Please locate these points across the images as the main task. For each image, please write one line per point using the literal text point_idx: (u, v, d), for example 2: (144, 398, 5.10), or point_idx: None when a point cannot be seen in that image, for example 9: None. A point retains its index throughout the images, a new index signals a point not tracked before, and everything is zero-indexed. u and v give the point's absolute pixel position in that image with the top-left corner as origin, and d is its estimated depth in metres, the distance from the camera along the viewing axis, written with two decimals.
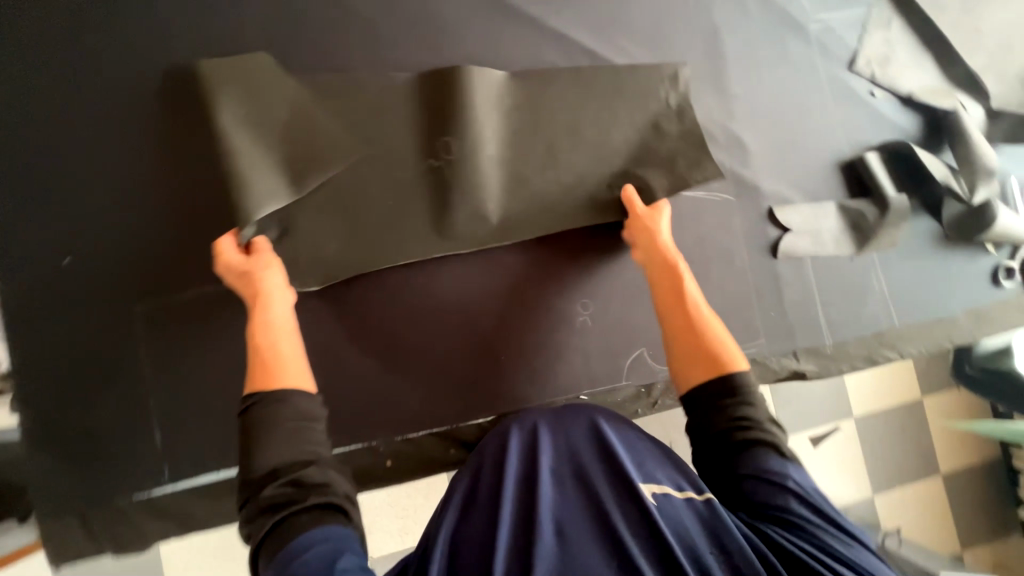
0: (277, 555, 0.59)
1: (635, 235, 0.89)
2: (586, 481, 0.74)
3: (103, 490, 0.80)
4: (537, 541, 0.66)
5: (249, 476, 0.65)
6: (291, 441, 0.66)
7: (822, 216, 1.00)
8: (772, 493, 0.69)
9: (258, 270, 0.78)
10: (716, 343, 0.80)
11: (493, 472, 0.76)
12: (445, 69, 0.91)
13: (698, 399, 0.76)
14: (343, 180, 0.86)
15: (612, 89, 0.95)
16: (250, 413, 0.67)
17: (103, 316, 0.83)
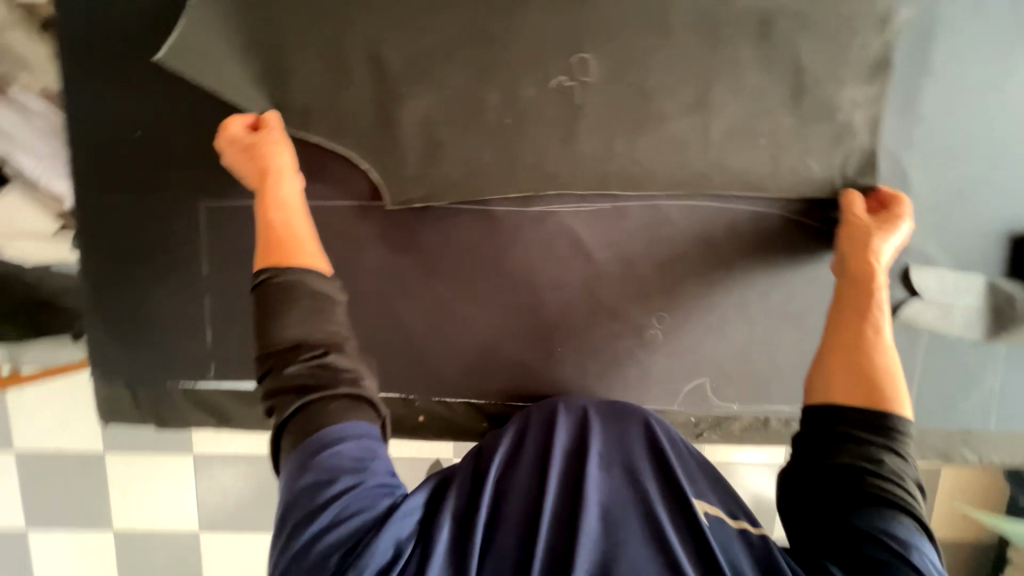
0: (301, 447, 0.53)
1: (846, 236, 0.76)
2: (634, 474, 0.61)
3: (152, 371, 0.83)
4: (584, 521, 0.56)
5: (266, 353, 0.56)
6: (315, 317, 0.57)
7: (963, 289, 0.85)
8: (887, 559, 0.53)
9: (266, 141, 0.67)
10: (883, 375, 0.63)
11: (539, 435, 0.66)
12: (586, 5, 0.75)
13: (838, 422, 0.60)
14: (444, 123, 0.77)
15: (774, 78, 0.78)
16: (267, 289, 0.57)
17: (172, 203, 0.79)
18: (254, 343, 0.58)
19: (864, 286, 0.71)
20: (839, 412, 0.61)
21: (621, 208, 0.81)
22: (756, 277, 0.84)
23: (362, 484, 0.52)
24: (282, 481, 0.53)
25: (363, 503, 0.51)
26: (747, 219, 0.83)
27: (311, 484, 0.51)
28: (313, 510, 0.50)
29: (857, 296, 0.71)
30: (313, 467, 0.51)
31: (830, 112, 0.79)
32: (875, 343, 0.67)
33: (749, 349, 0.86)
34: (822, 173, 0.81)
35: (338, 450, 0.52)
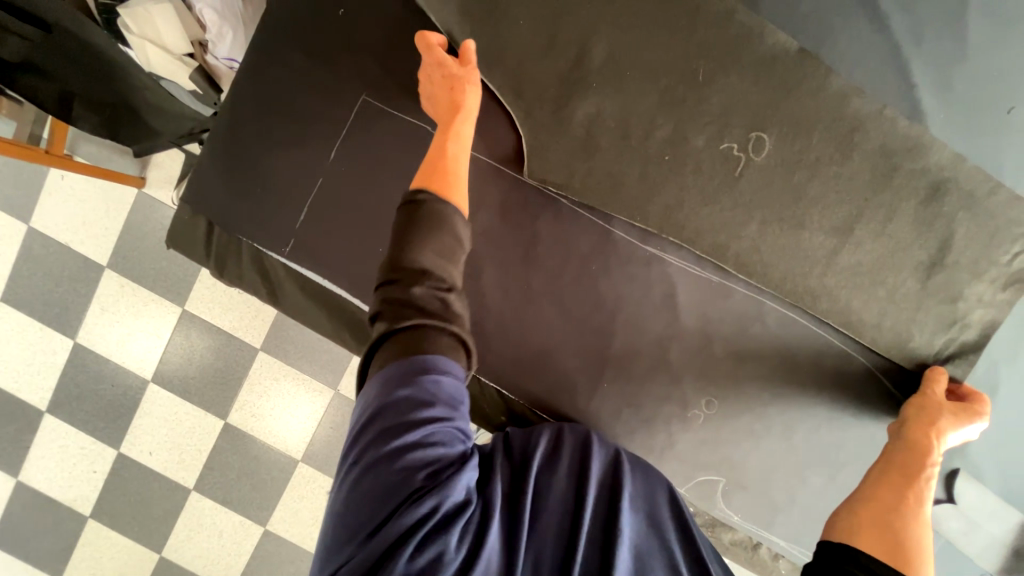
0: (400, 360, 0.55)
1: (914, 407, 0.78)
2: (659, 523, 0.65)
3: (233, 220, 0.83)
4: (619, 552, 0.59)
5: (395, 264, 0.60)
6: (451, 257, 0.62)
7: (998, 517, 0.83)
8: None
9: (466, 80, 0.70)
10: (913, 546, 0.62)
11: (573, 457, 0.66)
12: (787, 95, 0.77)
13: (868, 566, 0.59)
14: (609, 133, 0.78)
15: (921, 239, 0.78)
16: (418, 212, 0.62)
17: (335, 83, 0.81)
18: (388, 256, 0.61)
19: (919, 460, 0.71)
20: (867, 559, 0.60)
21: (726, 286, 0.82)
22: (811, 409, 0.84)
23: (452, 418, 0.55)
24: (376, 389, 0.56)
25: (448, 435, 0.55)
26: (829, 353, 0.83)
27: (410, 400, 0.54)
28: (406, 424, 0.53)
29: (909, 462, 0.72)
30: (414, 386, 0.54)
31: (956, 294, 0.79)
32: (914, 513, 0.67)
33: (774, 471, 0.85)
34: (920, 344, 0.81)
35: (439, 380, 0.55)
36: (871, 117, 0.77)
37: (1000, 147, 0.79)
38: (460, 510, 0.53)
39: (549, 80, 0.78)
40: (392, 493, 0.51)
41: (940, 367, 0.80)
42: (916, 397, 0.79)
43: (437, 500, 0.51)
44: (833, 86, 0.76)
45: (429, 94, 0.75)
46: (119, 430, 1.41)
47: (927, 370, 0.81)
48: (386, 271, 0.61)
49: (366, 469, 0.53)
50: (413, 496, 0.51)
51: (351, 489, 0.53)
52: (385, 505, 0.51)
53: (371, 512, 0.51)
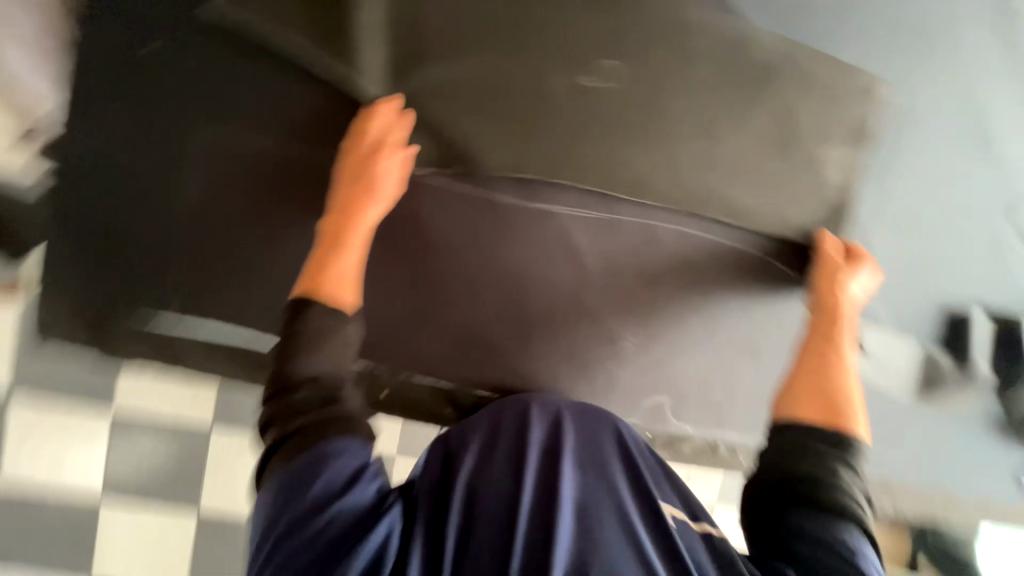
0: (296, 459, 0.54)
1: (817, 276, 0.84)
2: (605, 470, 0.63)
3: (109, 295, 0.78)
4: (560, 524, 0.57)
5: (289, 359, 0.59)
6: (336, 353, 0.61)
7: (903, 352, 0.93)
8: (828, 563, 0.56)
9: (378, 188, 0.73)
10: (845, 399, 0.67)
11: (511, 437, 0.66)
12: (622, 22, 0.80)
13: (791, 430, 0.64)
14: (466, 97, 0.78)
15: (773, 125, 0.84)
16: (311, 307, 0.63)
17: (175, 125, 0.77)
18: (279, 356, 0.60)
19: (829, 322, 0.78)
20: (785, 426, 0.65)
21: (617, 220, 0.85)
22: (727, 306, 0.90)
23: (355, 489, 0.54)
24: (271, 489, 0.54)
25: (357, 500, 0.54)
26: (729, 250, 0.89)
27: (301, 487, 0.52)
28: (310, 511, 0.52)
29: (823, 329, 0.78)
30: (309, 474, 0.53)
31: (818, 164, 0.86)
32: (837, 367, 0.72)
33: (711, 376, 0.91)
34: (801, 217, 0.87)
35: (329, 466, 0.54)
36: (703, 24, 0.81)
37: (810, 28, 0.87)
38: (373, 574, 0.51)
39: (388, 60, 0.75)
40: None
41: (826, 231, 0.87)
42: (819, 262, 0.85)
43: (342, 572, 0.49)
44: (660, 4, 0.80)
45: (352, 169, 0.74)
46: None
47: (819, 236, 0.87)
48: (278, 363, 0.60)
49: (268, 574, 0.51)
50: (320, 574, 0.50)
51: None
52: None
53: None
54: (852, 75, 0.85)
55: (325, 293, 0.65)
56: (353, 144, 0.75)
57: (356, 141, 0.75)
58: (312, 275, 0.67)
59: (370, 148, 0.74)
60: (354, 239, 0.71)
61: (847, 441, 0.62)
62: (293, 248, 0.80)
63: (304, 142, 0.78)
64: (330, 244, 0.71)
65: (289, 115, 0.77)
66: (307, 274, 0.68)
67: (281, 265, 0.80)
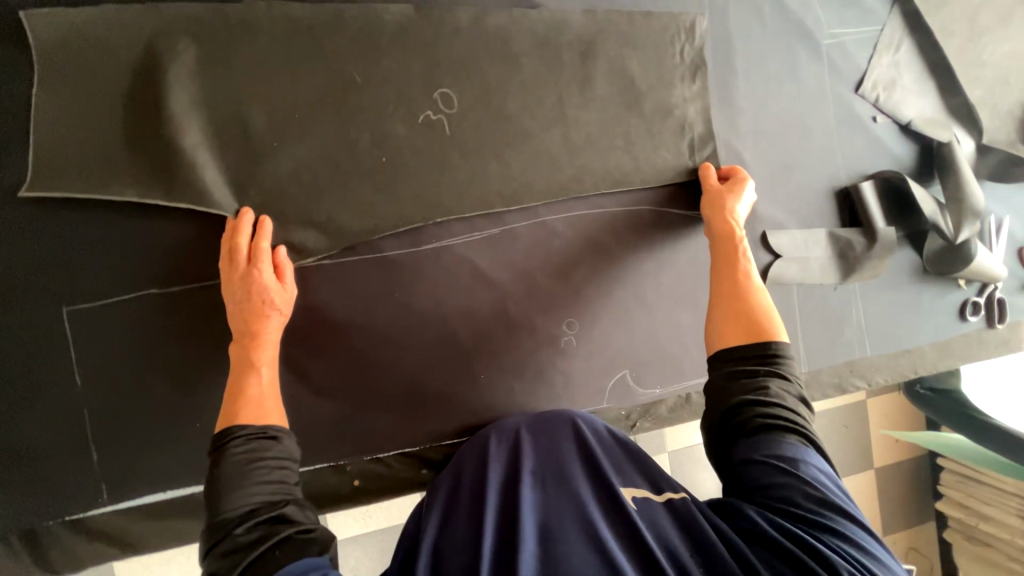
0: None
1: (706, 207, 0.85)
2: (566, 477, 0.64)
3: (25, 513, 0.72)
4: (522, 551, 0.54)
5: (222, 500, 0.56)
6: (272, 477, 0.60)
7: (814, 242, 0.98)
8: (777, 480, 0.57)
9: (267, 297, 0.71)
10: (760, 314, 0.70)
11: (473, 476, 0.67)
12: (439, 52, 0.81)
13: (724, 361, 0.66)
14: (321, 174, 0.77)
15: (615, 91, 0.88)
16: (231, 438, 0.60)
17: (28, 315, 0.72)
18: (209, 503, 0.57)
19: (730, 241, 0.79)
20: (716, 355, 0.68)
21: (510, 229, 0.86)
22: (644, 266, 0.92)
23: None
24: None
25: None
26: (624, 216, 0.91)
27: None
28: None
29: (727, 251, 0.78)
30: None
31: (668, 110, 0.90)
32: (748, 285, 0.74)
33: (656, 335, 0.93)
34: (676, 161, 0.91)
35: None
36: (514, 26, 0.83)
37: None
38: None
39: (230, 172, 0.74)
40: None
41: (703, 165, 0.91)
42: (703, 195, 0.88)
43: None
44: (466, 22, 0.82)
45: (231, 287, 0.71)
46: None
47: (700, 171, 0.91)
48: (212, 508, 0.56)
49: None
50: None
51: None
52: None
53: None
54: (665, 20, 0.89)
55: (249, 421, 0.63)
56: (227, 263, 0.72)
57: (228, 260, 0.72)
58: (229, 410, 0.64)
59: (246, 261, 0.72)
60: (262, 359, 0.69)
61: (772, 352, 0.65)
62: (211, 382, 0.78)
63: (178, 278, 0.76)
64: (240, 372, 0.69)
65: (152, 257, 0.75)
66: (223, 410, 0.65)
67: (204, 403, 0.78)
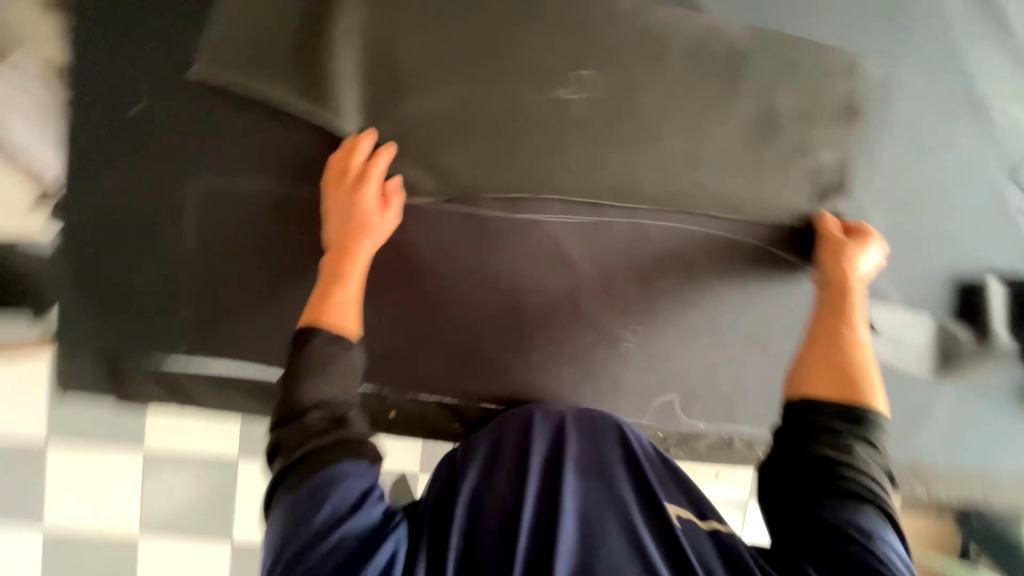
0: (303, 483, 0.55)
1: (824, 257, 0.81)
2: (607, 477, 0.65)
3: (125, 343, 0.82)
4: (560, 535, 0.59)
5: (297, 386, 0.60)
6: (340, 380, 0.63)
7: (915, 327, 0.91)
8: (842, 547, 0.55)
9: (368, 216, 0.76)
10: (860, 372, 0.65)
11: (514, 447, 0.68)
12: (592, 31, 0.81)
13: (806, 412, 0.63)
14: (446, 121, 0.80)
15: (755, 114, 0.84)
16: (314, 335, 0.64)
17: (171, 178, 0.80)
18: (283, 386, 0.61)
19: (840, 299, 0.75)
20: (794, 404, 0.64)
21: (605, 222, 0.86)
22: (727, 298, 0.89)
23: (362, 510, 0.55)
24: (277, 518, 0.55)
25: (362, 526, 0.55)
26: (723, 243, 0.88)
27: (306, 514, 0.54)
28: (316, 537, 0.53)
29: (834, 309, 0.74)
30: (318, 499, 0.54)
31: (806, 148, 0.85)
32: (853, 341, 0.70)
33: (717, 370, 0.90)
34: (794, 203, 0.87)
35: (337, 492, 0.55)
36: (672, 24, 0.82)
37: (786, 10, 0.86)
38: None
39: (370, 98, 0.78)
40: None
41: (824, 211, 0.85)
42: (822, 243, 0.83)
43: None
44: (627, 9, 0.81)
45: (338, 201, 0.77)
46: None
47: (817, 219, 0.85)
48: (286, 391, 0.61)
49: None
50: None
51: None
52: None
53: None
54: (831, 55, 0.84)
55: (329, 320, 0.67)
56: (338, 184, 0.78)
57: (338, 178, 0.78)
58: (315, 307, 0.69)
59: (357, 183, 0.77)
60: (351, 271, 0.73)
61: (864, 417, 0.61)
62: (294, 283, 0.82)
63: (295, 180, 0.81)
64: (330, 278, 0.73)
65: (278, 158, 0.80)
66: (309, 307, 0.69)
67: (281, 300, 0.82)
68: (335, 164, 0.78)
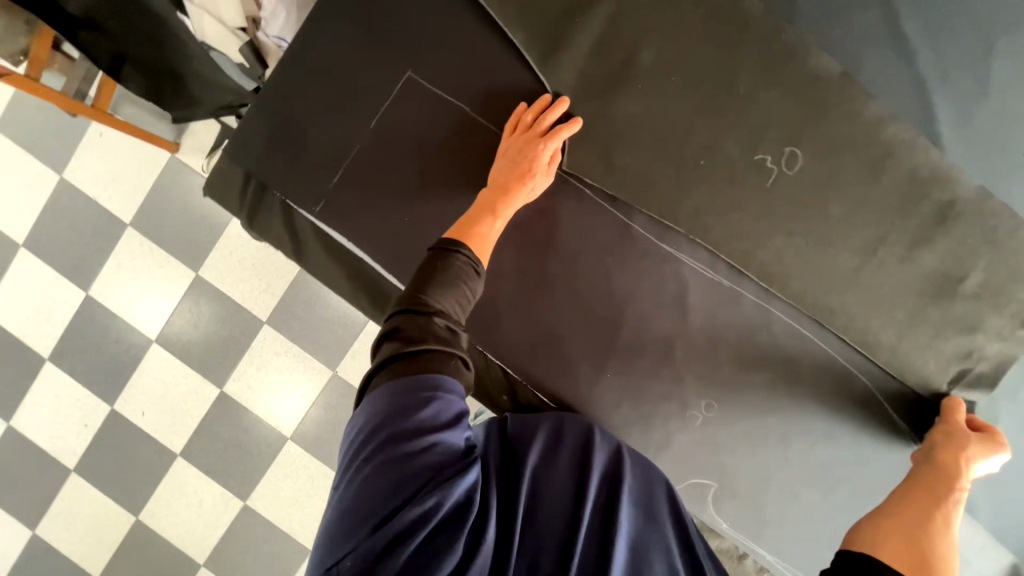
0: (409, 378, 0.58)
1: (937, 437, 0.78)
2: (658, 516, 0.64)
3: (272, 175, 0.87)
4: (618, 545, 0.58)
5: (426, 290, 0.64)
6: (464, 302, 0.67)
7: (989, 555, 0.83)
8: None
9: (535, 170, 0.77)
10: (938, 563, 0.60)
11: (575, 448, 0.68)
12: (820, 116, 0.80)
13: (874, 571, 0.57)
14: (647, 132, 0.82)
15: (935, 268, 0.80)
16: (457, 253, 0.68)
17: (386, 61, 0.86)
18: (415, 284, 0.65)
19: (950, 483, 0.70)
20: (859, 556, 0.58)
21: (737, 293, 0.84)
22: (813, 424, 0.85)
23: (458, 428, 0.58)
24: (386, 398, 0.58)
25: (452, 442, 0.57)
26: (836, 370, 0.84)
27: (418, 406, 0.56)
28: (413, 432, 0.55)
29: (935, 488, 0.70)
30: (423, 399, 0.56)
31: (968, 325, 0.80)
32: (940, 531, 0.64)
33: (766, 484, 0.86)
34: (930, 372, 0.82)
35: (447, 399, 0.58)
36: (900, 146, 0.79)
37: (1021, 187, 0.80)
38: (460, 512, 0.54)
39: (589, 79, 0.82)
40: (395, 491, 0.52)
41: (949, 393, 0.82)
42: (942, 425, 0.79)
43: (441, 496, 0.52)
44: (864, 112, 0.79)
45: (514, 147, 0.80)
46: (118, 384, 1.43)
47: (946, 399, 0.81)
48: (415, 289, 0.64)
49: (368, 472, 0.54)
50: (417, 493, 0.52)
51: (353, 489, 0.54)
52: (389, 502, 0.52)
53: (377, 509, 0.52)
54: None
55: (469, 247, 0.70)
56: (521, 130, 0.80)
57: (523, 126, 0.80)
58: (461, 231, 0.73)
59: (539, 136, 0.79)
60: (502, 211, 0.76)
61: None
62: (436, 200, 0.85)
63: (487, 115, 0.84)
64: (479, 209, 0.76)
65: (485, 89, 0.84)
66: (454, 227, 0.74)
67: (418, 208, 0.85)
68: (525, 112, 0.81)
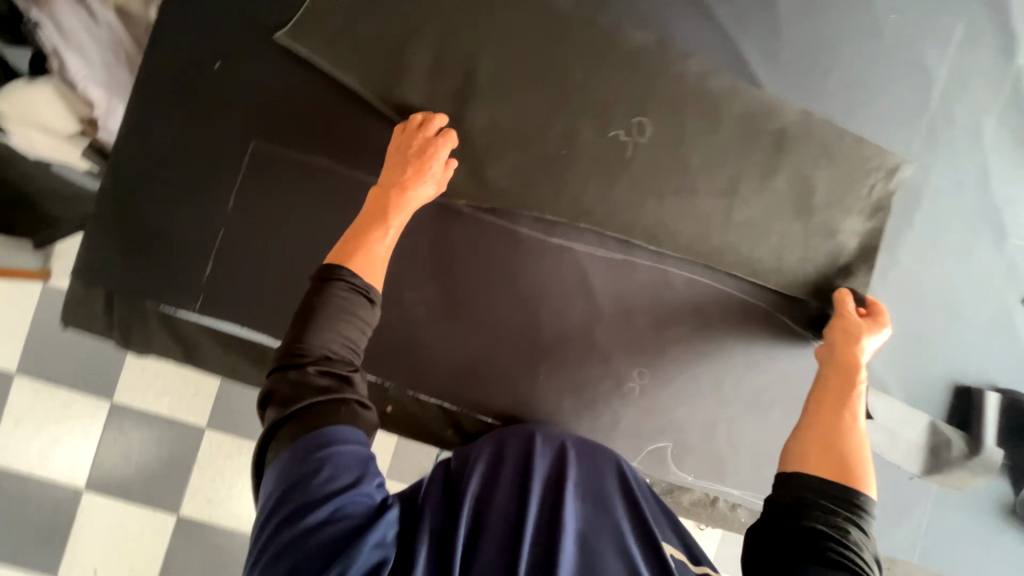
0: (297, 445, 0.56)
1: (833, 328, 0.84)
2: (605, 505, 0.70)
3: (137, 285, 0.81)
4: (563, 547, 0.63)
5: (306, 334, 0.61)
6: (352, 340, 0.64)
7: (911, 422, 0.93)
8: None
9: (422, 173, 0.76)
10: (855, 457, 0.66)
11: (518, 464, 0.72)
12: (653, 84, 0.86)
13: (802, 485, 0.63)
14: (506, 136, 0.83)
15: (790, 190, 0.89)
16: (339, 283, 0.65)
17: (227, 136, 0.82)
18: (295, 331, 0.62)
19: (850, 375, 0.78)
20: (791, 478, 0.64)
21: (632, 262, 0.88)
22: (735, 359, 0.91)
23: (363, 483, 0.56)
24: (278, 474, 0.55)
25: (358, 501, 0.55)
26: (739, 303, 0.91)
27: (309, 476, 0.54)
28: (310, 504, 0.53)
29: (840, 386, 0.77)
30: (315, 464, 0.54)
31: (830, 231, 0.90)
32: (850, 426, 0.72)
33: (713, 427, 0.91)
34: (815, 280, 0.90)
35: (341, 457, 0.55)
36: (728, 93, 0.87)
37: (835, 101, 0.90)
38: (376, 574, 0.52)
39: (436, 101, 0.81)
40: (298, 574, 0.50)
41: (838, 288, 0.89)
42: (834, 316, 0.86)
43: (346, 566, 0.50)
44: (687, 70, 0.86)
45: (403, 152, 0.78)
46: (43, 554, 1.26)
47: (835, 293, 0.89)
48: (296, 336, 0.62)
49: (270, 560, 0.52)
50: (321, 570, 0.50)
51: None
52: None
53: None
54: (870, 151, 0.89)
55: (356, 272, 0.67)
56: (412, 131, 0.79)
57: (412, 128, 0.79)
58: (347, 250, 0.70)
59: (425, 139, 0.78)
60: (392, 222, 0.75)
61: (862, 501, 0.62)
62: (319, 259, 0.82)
63: (346, 162, 0.83)
64: (371, 222, 0.74)
65: (336, 138, 0.83)
66: (342, 248, 0.71)
67: (304, 272, 0.82)
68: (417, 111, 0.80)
